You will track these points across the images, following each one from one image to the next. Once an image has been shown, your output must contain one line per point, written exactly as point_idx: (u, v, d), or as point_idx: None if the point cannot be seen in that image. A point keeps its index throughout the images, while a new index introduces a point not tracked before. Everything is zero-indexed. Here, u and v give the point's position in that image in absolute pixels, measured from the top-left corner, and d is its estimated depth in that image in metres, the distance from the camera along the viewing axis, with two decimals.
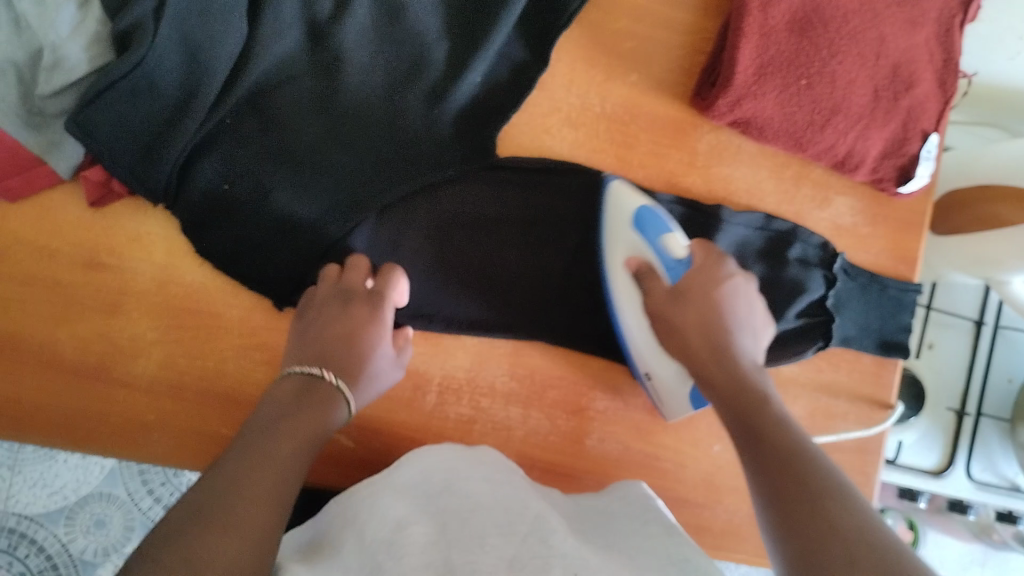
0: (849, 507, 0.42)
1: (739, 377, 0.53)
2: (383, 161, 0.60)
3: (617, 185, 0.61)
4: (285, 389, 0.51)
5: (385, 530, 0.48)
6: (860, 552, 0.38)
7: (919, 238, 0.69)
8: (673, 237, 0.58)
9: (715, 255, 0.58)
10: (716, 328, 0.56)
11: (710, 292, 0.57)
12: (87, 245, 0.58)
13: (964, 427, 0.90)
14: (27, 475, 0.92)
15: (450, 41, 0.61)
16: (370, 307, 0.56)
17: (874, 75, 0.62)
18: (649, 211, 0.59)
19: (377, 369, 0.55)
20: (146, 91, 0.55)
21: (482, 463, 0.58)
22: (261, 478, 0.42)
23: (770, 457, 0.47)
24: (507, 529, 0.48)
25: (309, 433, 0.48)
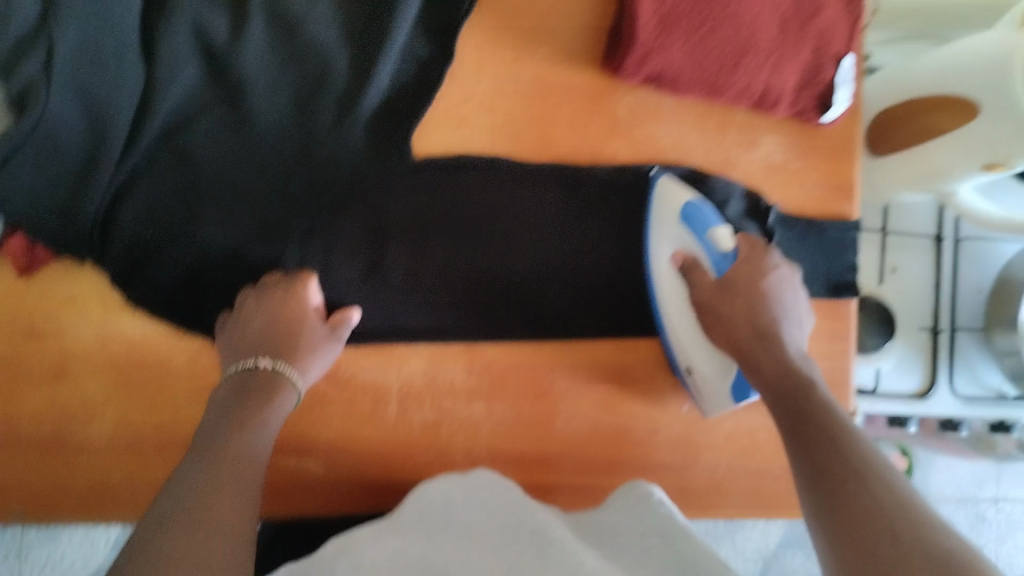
0: (894, 490, 0.45)
1: (786, 359, 0.56)
2: (303, 179, 0.60)
3: (666, 180, 0.62)
4: (225, 390, 0.53)
5: (385, 556, 0.46)
6: (900, 529, 0.41)
7: (854, 163, 0.68)
8: (723, 229, 0.61)
9: (760, 248, 0.62)
10: (770, 325, 0.59)
11: (755, 283, 0.60)
12: (20, 313, 0.57)
13: (940, 343, 0.90)
14: (33, 561, 0.91)
15: (352, 48, 0.61)
16: (284, 291, 0.58)
17: (778, 7, 0.62)
18: (700, 203, 0.61)
19: (311, 342, 0.57)
20: (52, 147, 0.55)
21: (480, 480, 0.55)
22: (222, 499, 0.45)
23: (815, 442, 0.50)
24: (501, 547, 0.49)
25: (250, 422, 0.51)
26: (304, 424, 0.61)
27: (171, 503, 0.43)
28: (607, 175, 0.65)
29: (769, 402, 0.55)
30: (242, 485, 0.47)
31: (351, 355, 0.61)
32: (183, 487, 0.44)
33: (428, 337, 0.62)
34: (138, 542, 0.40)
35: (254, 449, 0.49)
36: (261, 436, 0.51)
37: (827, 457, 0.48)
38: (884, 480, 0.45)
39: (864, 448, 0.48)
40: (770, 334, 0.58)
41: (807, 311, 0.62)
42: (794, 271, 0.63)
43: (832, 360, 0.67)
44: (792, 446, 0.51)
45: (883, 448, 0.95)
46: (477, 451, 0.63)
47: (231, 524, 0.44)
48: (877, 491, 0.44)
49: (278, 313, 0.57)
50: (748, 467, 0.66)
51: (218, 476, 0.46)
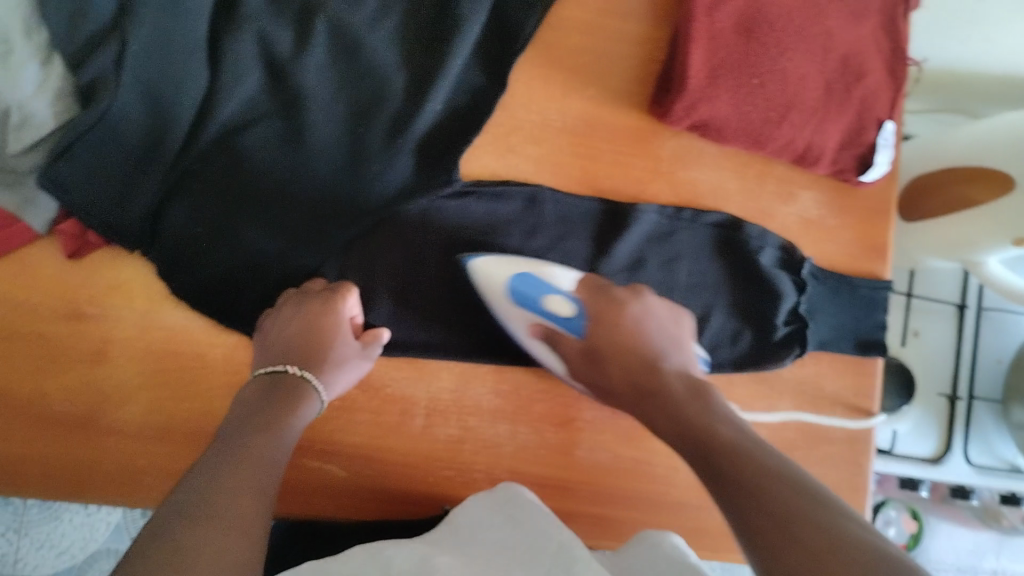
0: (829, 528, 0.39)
1: (671, 399, 0.54)
2: (348, 194, 0.62)
3: (479, 263, 0.62)
4: (253, 389, 0.55)
5: (411, 560, 0.47)
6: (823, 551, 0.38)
7: (886, 225, 0.70)
8: (553, 297, 0.61)
9: (602, 291, 0.61)
10: (641, 362, 0.58)
11: (614, 329, 0.59)
12: (67, 296, 0.58)
13: (957, 412, 0.90)
14: (33, 537, 0.95)
15: (408, 72, 0.63)
16: (322, 302, 0.58)
17: (825, 69, 0.64)
18: (528, 277, 0.61)
19: (340, 356, 0.58)
20: (113, 141, 0.57)
21: (508, 506, 0.57)
22: (241, 498, 0.44)
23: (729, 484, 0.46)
24: (532, 560, 0.48)
25: (270, 428, 0.51)
26: (333, 429, 0.62)
27: (191, 497, 0.43)
28: (657, 214, 0.67)
29: (665, 434, 0.53)
30: (259, 487, 0.46)
31: (383, 366, 0.63)
32: (202, 484, 0.44)
33: (456, 355, 0.63)
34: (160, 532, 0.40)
35: (272, 455, 0.49)
36: (280, 440, 0.51)
37: (761, 506, 0.42)
38: (819, 518, 0.40)
39: (793, 497, 0.42)
40: (641, 374, 0.57)
41: (673, 324, 0.61)
42: (647, 301, 0.61)
43: (851, 415, 0.68)
44: (717, 487, 0.46)
45: (892, 509, 0.95)
46: (498, 472, 0.64)
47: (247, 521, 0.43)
48: (804, 531, 0.40)
49: (311, 322, 0.57)
50: None
51: (240, 476, 0.46)
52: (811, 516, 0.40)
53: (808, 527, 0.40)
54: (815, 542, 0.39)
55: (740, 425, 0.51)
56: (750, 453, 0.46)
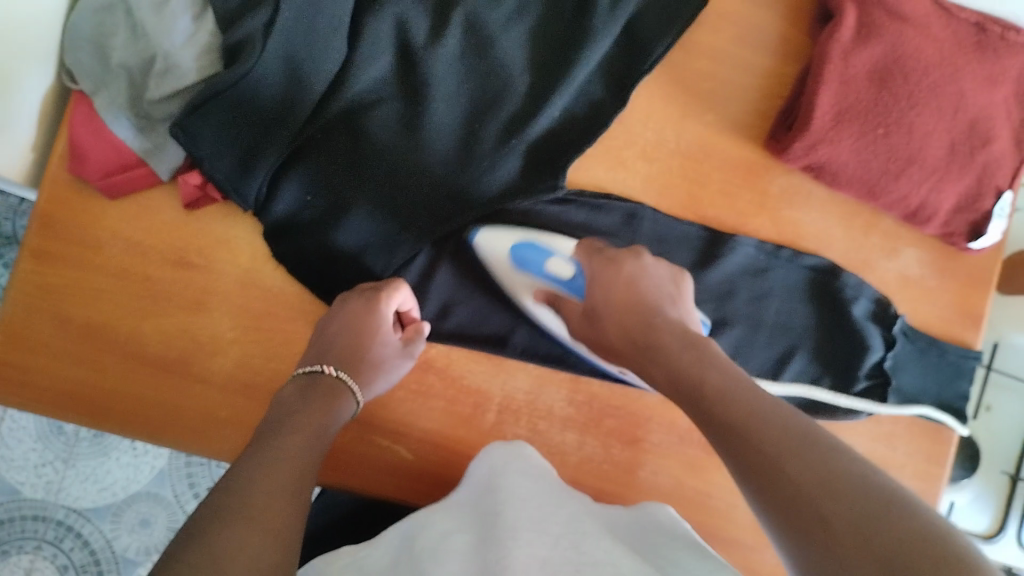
0: (832, 479, 0.36)
1: (658, 357, 0.51)
2: (457, 186, 0.63)
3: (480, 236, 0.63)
4: (290, 390, 0.55)
5: (432, 539, 0.49)
6: (829, 507, 0.35)
7: (986, 296, 0.69)
8: (553, 261, 0.61)
9: (597, 253, 0.60)
10: (638, 315, 0.54)
11: (607, 290, 0.57)
12: (177, 243, 0.60)
13: (1017, 491, 0.87)
14: (78, 469, 0.98)
15: (533, 75, 0.64)
16: (364, 301, 0.59)
17: (952, 130, 0.63)
18: (524, 245, 0.62)
19: (380, 356, 0.59)
20: (248, 102, 0.58)
21: (524, 461, 0.58)
22: (273, 496, 0.43)
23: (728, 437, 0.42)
24: (540, 526, 0.48)
25: (304, 426, 0.50)
26: (406, 411, 0.63)
27: (228, 494, 0.42)
28: (754, 249, 0.66)
29: (662, 386, 0.50)
30: (295, 486, 0.45)
31: (464, 358, 0.64)
32: (237, 482, 0.43)
33: (536, 358, 0.64)
34: (196, 530, 0.39)
35: (306, 454, 0.48)
36: (319, 441, 0.50)
37: (753, 444, 0.40)
38: (809, 454, 0.38)
39: (792, 449, 0.39)
40: (637, 329, 0.54)
41: (670, 284, 0.58)
42: (645, 261, 0.58)
43: (919, 480, 0.67)
44: (711, 432, 0.44)
45: None
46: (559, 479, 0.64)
47: (283, 520, 0.42)
48: (793, 467, 0.38)
49: (353, 321, 0.58)
50: None
51: (277, 474, 0.45)
52: (799, 451, 0.38)
53: (796, 464, 0.38)
54: (805, 480, 0.37)
55: (728, 366, 0.47)
56: (741, 393, 0.44)
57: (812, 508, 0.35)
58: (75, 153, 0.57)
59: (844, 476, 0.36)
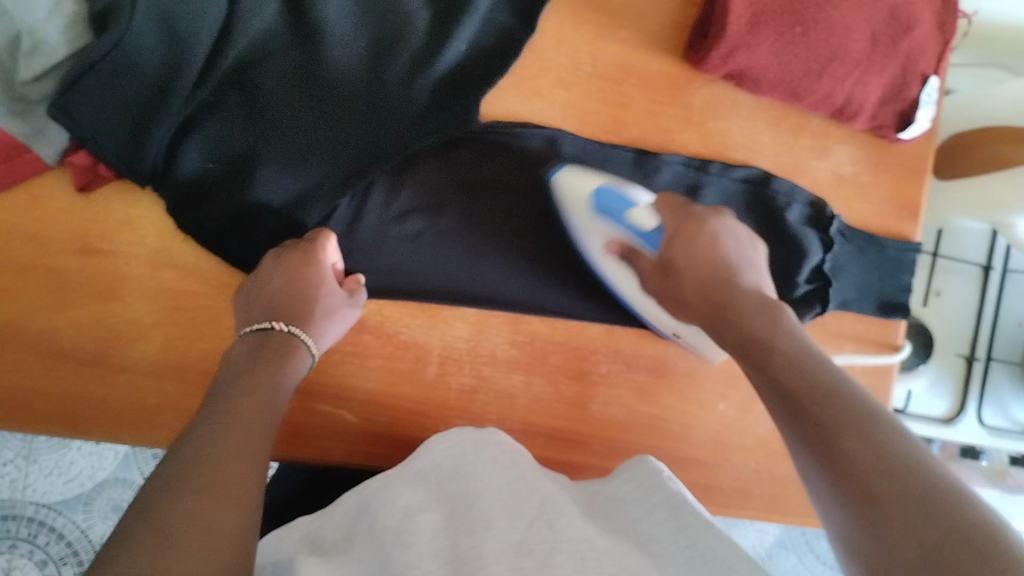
0: (915, 496, 0.35)
1: (755, 325, 0.48)
2: (367, 136, 0.60)
3: (566, 171, 0.61)
4: (240, 348, 0.53)
5: (396, 518, 0.47)
6: (907, 528, 0.34)
7: (920, 185, 0.68)
8: (635, 211, 0.59)
9: (682, 210, 0.57)
10: (713, 274, 0.53)
11: (693, 252, 0.55)
12: (78, 230, 0.57)
13: (974, 372, 0.88)
14: (41, 464, 0.96)
15: (432, 8, 0.61)
16: (301, 254, 0.57)
17: (872, 19, 0.61)
18: (606, 191, 0.59)
19: (328, 306, 0.57)
20: (128, 72, 0.54)
21: (494, 443, 0.55)
22: (231, 464, 0.42)
23: (805, 421, 0.41)
24: (515, 512, 0.46)
25: (260, 390, 0.49)
26: (345, 373, 0.61)
27: (177, 465, 0.41)
28: (682, 165, 0.64)
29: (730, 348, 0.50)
30: (250, 454, 0.43)
31: (399, 313, 0.62)
32: (186, 455, 0.41)
33: (468, 302, 0.62)
34: (142, 511, 0.37)
35: (262, 414, 0.47)
36: (272, 402, 0.49)
37: (833, 442, 0.39)
38: (893, 463, 0.37)
39: (876, 459, 0.37)
40: (711, 290, 0.53)
41: (752, 249, 0.56)
42: (728, 221, 0.57)
43: (869, 377, 0.67)
44: (788, 416, 0.43)
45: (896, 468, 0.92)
46: (510, 423, 0.63)
47: (235, 489, 0.41)
48: (848, 444, 0.38)
49: (292, 274, 0.56)
50: (773, 474, 0.67)
51: (232, 441, 0.43)
52: (856, 428, 0.39)
53: (854, 441, 0.38)
54: (860, 458, 0.37)
55: (806, 334, 0.48)
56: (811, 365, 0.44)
57: (887, 525, 0.34)
58: None
59: (893, 455, 0.37)
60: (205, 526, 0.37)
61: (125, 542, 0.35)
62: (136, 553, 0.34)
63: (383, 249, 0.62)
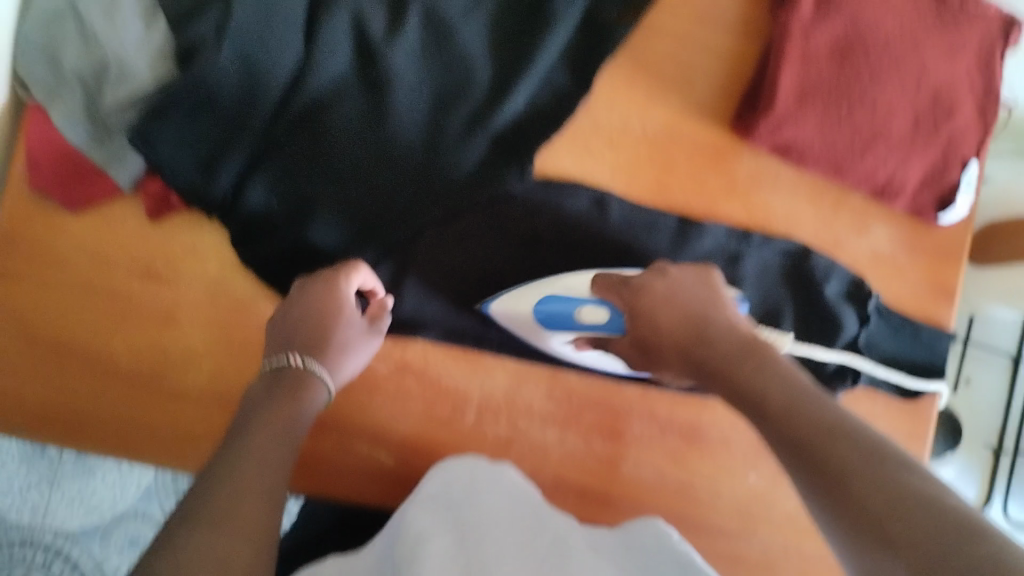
0: (891, 496, 0.37)
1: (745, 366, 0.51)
2: (424, 181, 0.62)
3: (500, 306, 0.62)
4: (257, 384, 0.54)
5: (412, 542, 0.49)
6: (891, 525, 0.36)
7: (957, 271, 0.69)
8: (584, 311, 0.60)
9: (625, 285, 0.59)
10: (687, 330, 0.56)
11: (659, 303, 0.57)
12: (144, 256, 0.60)
13: (1000, 466, 0.88)
14: (64, 491, 0.97)
15: (494, 67, 0.64)
16: (324, 283, 0.59)
17: (915, 102, 0.63)
18: (548, 302, 0.61)
19: (344, 340, 0.58)
20: (207, 106, 0.58)
21: (503, 481, 0.56)
22: (247, 496, 0.43)
23: (788, 444, 0.45)
24: (524, 555, 0.49)
25: (275, 421, 0.50)
26: (385, 414, 0.63)
27: (200, 502, 0.42)
28: (724, 235, 0.66)
29: (727, 402, 0.52)
30: (265, 486, 0.45)
31: (441, 358, 0.63)
32: (205, 492, 0.42)
33: (512, 354, 0.64)
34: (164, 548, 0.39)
35: (277, 447, 0.48)
36: (288, 434, 0.50)
37: (815, 460, 0.42)
38: (870, 471, 0.39)
39: (856, 473, 0.40)
40: (694, 349, 0.55)
41: (714, 287, 0.58)
42: (673, 276, 0.59)
43: None
44: (774, 443, 0.46)
45: None
46: (542, 476, 0.65)
47: (252, 525, 0.42)
48: (845, 475, 0.40)
49: (313, 305, 0.58)
50: (802, 554, 0.66)
51: (247, 474, 0.44)
52: (859, 456, 0.41)
53: (853, 470, 0.40)
54: (868, 495, 0.38)
55: (793, 376, 0.49)
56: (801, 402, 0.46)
57: (875, 527, 0.37)
58: (31, 162, 0.56)
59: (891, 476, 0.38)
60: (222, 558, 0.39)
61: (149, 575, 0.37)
62: None
63: (431, 295, 0.64)
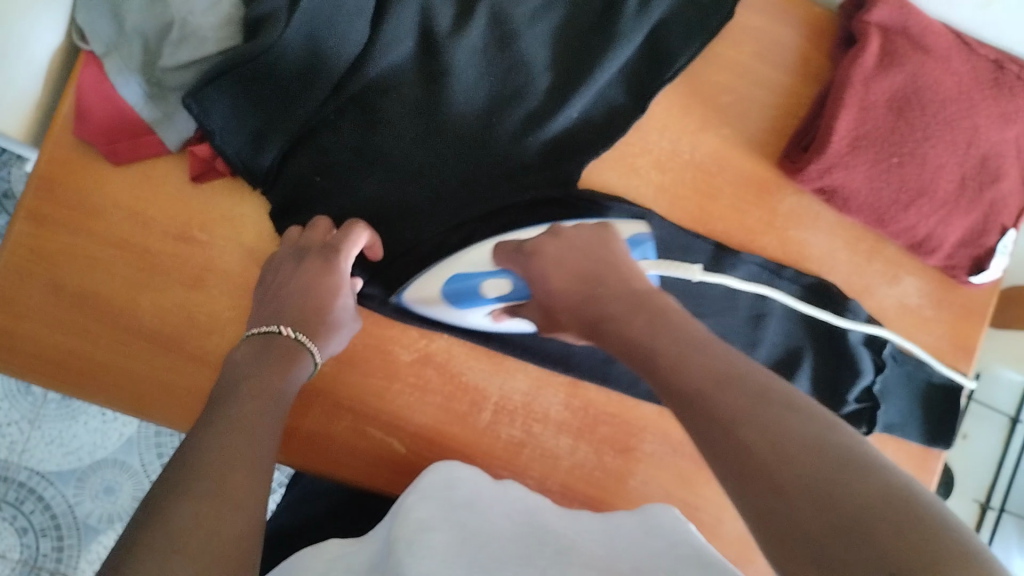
0: (794, 458, 0.34)
1: (646, 328, 0.48)
2: (468, 180, 0.62)
3: (411, 295, 0.60)
4: (244, 351, 0.52)
5: (409, 531, 0.48)
6: (793, 489, 0.33)
7: (980, 329, 0.70)
8: (487, 283, 0.59)
9: (520, 252, 0.57)
10: (584, 297, 0.54)
11: (552, 264, 0.56)
12: (181, 217, 0.59)
13: (986, 520, 0.90)
14: (45, 431, 0.96)
15: (554, 74, 0.63)
16: (322, 260, 0.56)
17: (963, 164, 0.63)
18: (451, 283, 0.59)
19: (336, 320, 0.57)
20: (267, 78, 0.57)
21: (506, 496, 0.57)
22: (233, 475, 0.41)
23: (681, 399, 0.42)
24: (523, 561, 0.47)
25: (266, 399, 0.48)
26: (401, 403, 0.62)
27: (184, 475, 0.40)
28: (758, 265, 0.66)
29: (618, 359, 0.50)
30: (254, 465, 0.43)
31: (463, 354, 0.63)
32: (193, 463, 0.41)
33: (535, 359, 0.64)
34: (148, 522, 0.37)
35: (265, 422, 0.47)
36: (274, 405, 0.48)
37: (711, 414, 0.39)
38: (764, 421, 0.37)
39: (749, 431, 0.37)
40: (586, 310, 0.53)
41: (608, 245, 0.56)
42: (567, 234, 0.57)
43: None
44: (666, 400, 0.44)
45: None
46: (549, 483, 0.64)
47: (238, 495, 0.40)
48: (746, 433, 0.37)
49: (310, 281, 0.56)
50: None
51: (229, 451, 0.42)
52: (746, 413, 0.38)
53: (752, 432, 0.37)
54: (764, 450, 0.36)
55: (684, 325, 0.47)
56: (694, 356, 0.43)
57: (778, 491, 0.34)
58: (80, 113, 0.56)
59: (794, 438, 0.35)
60: (204, 538, 0.37)
61: (130, 552, 0.35)
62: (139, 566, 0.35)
63: None
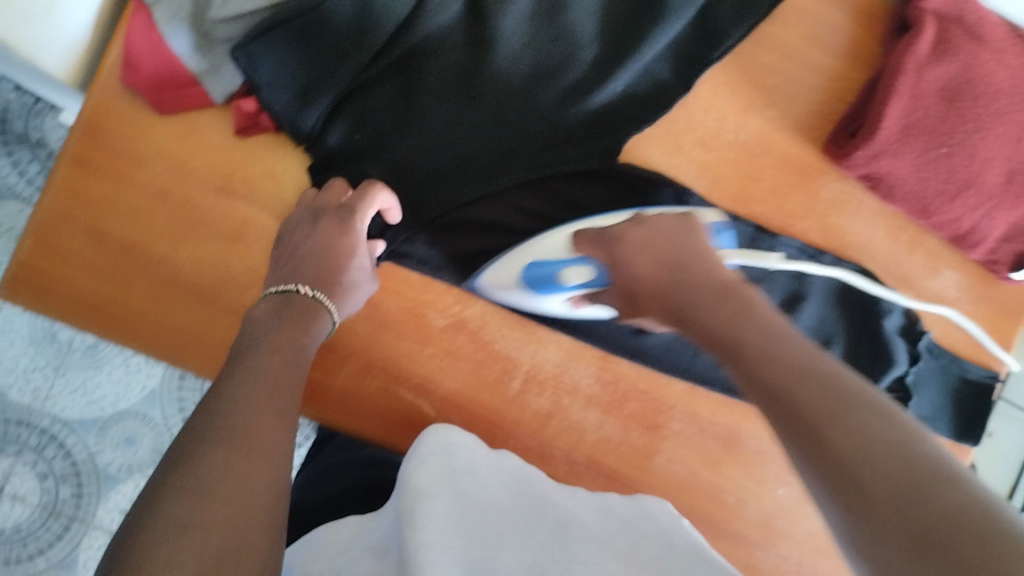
0: (877, 457, 0.34)
1: (732, 318, 0.48)
2: (509, 147, 0.61)
3: (488, 282, 0.61)
4: (262, 309, 0.53)
5: (412, 500, 0.47)
6: (873, 484, 0.33)
7: (1017, 327, 0.69)
8: (566, 272, 0.59)
9: (604, 239, 0.58)
10: (669, 283, 0.54)
11: (637, 249, 0.56)
12: (223, 170, 0.59)
13: None
14: (68, 379, 0.96)
15: (602, 46, 0.63)
16: (338, 221, 0.56)
17: (1012, 157, 0.61)
18: (530, 268, 0.59)
19: (354, 279, 0.57)
20: (315, 35, 0.57)
21: (509, 465, 0.57)
22: (261, 420, 0.42)
23: (763, 391, 0.42)
24: (527, 533, 0.46)
25: (289, 351, 0.49)
26: (432, 368, 0.62)
27: (216, 417, 0.40)
28: (797, 249, 0.65)
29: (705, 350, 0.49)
30: (279, 412, 0.44)
31: (497, 323, 0.63)
32: (218, 408, 0.41)
33: (565, 330, 0.64)
34: (179, 460, 0.37)
35: (286, 373, 0.47)
36: (295, 360, 0.49)
37: (793, 404, 0.39)
38: (846, 419, 0.37)
39: (837, 427, 0.36)
40: (670, 295, 0.53)
41: (694, 238, 0.56)
42: (656, 219, 0.57)
43: None
44: (750, 388, 0.44)
45: None
46: (575, 455, 0.64)
47: (267, 444, 0.41)
48: (828, 429, 0.37)
49: (325, 241, 0.56)
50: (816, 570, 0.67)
51: (257, 400, 0.43)
52: (833, 407, 0.38)
53: (837, 431, 0.36)
54: (846, 446, 0.35)
55: (769, 322, 0.47)
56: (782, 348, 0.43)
57: (859, 489, 0.33)
58: (128, 60, 0.55)
59: (877, 438, 0.35)
60: (236, 476, 0.38)
61: (160, 488, 0.36)
62: (170, 503, 0.35)
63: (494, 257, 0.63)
